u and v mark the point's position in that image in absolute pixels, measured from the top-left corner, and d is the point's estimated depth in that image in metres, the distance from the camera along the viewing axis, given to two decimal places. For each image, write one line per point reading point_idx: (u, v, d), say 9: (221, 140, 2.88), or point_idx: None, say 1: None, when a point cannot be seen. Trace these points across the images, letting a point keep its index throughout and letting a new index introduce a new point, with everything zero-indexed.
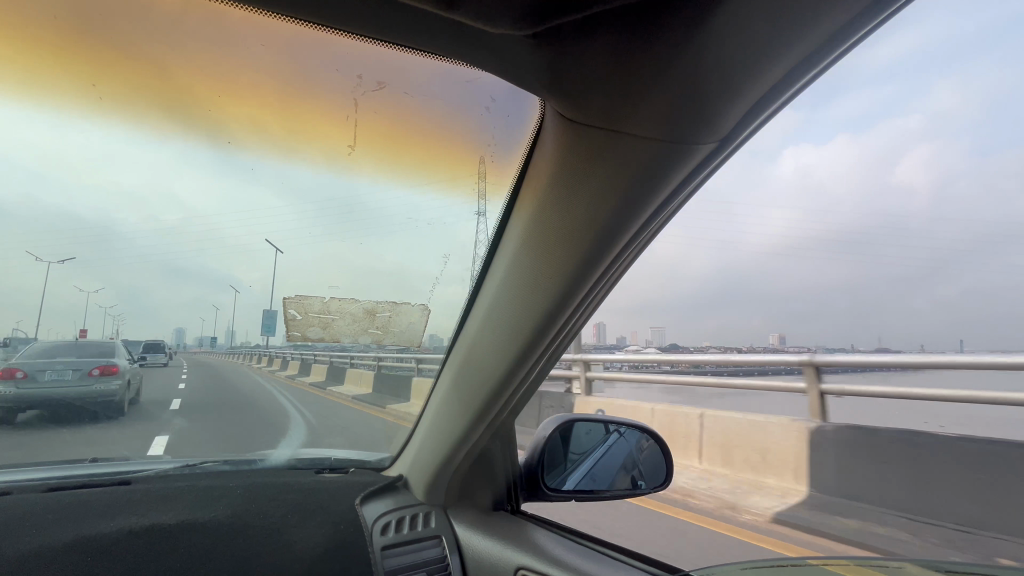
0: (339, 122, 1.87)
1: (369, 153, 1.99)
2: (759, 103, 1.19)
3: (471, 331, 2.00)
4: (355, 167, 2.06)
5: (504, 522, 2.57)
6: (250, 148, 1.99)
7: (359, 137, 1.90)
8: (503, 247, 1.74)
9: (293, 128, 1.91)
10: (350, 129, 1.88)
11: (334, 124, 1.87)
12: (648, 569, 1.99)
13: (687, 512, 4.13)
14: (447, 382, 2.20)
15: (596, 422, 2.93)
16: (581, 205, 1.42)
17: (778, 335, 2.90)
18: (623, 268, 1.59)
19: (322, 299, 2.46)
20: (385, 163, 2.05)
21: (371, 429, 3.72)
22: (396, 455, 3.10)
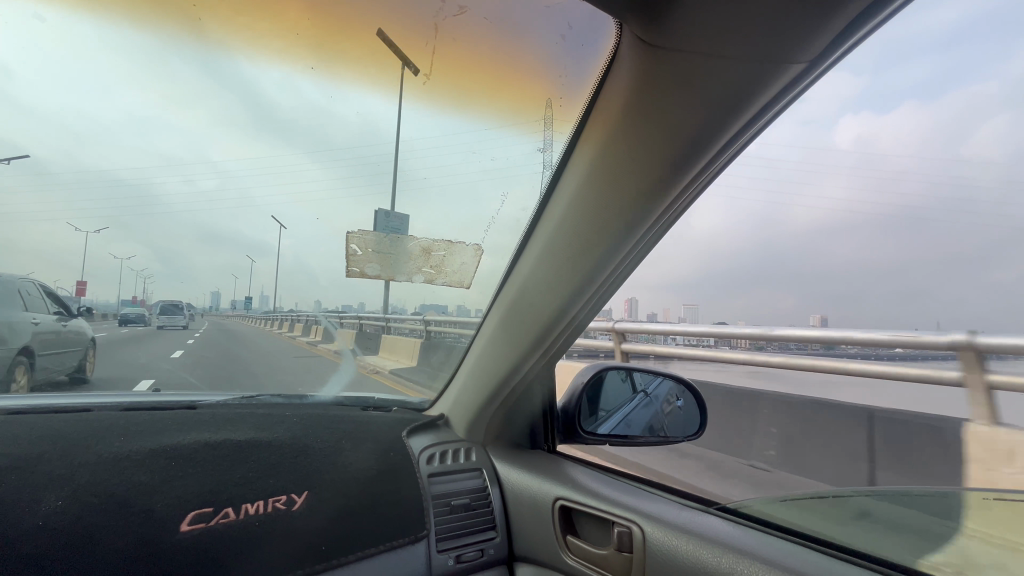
0: (418, 49, 1.98)
1: (443, 82, 2.10)
2: (861, 18, 1.09)
3: (524, 269, 2.05)
4: (426, 96, 2.17)
5: (541, 459, 2.70)
6: (328, 74, 2.11)
7: (436, 65, 2.01)
8: (564, 184, 1.79)
9: (364, 52, 2.00)
10: (428, 55, 1.99)
11: (415, 51, 1.99)
12: (685, 501, 2.08)
13: (714, 469, 4.18)
14: (496, 320, 2.29)
15: (625, 370, 3.01)
16: (651, 136, 1.43)
17: (819, 315, 2.46)
18: (683, 208, 1.60)
19: (383, 235, 2.54)
20: (454, 94, 2.16)
21: (407, 377, 3.85)
22: (435, 397, 3.26)
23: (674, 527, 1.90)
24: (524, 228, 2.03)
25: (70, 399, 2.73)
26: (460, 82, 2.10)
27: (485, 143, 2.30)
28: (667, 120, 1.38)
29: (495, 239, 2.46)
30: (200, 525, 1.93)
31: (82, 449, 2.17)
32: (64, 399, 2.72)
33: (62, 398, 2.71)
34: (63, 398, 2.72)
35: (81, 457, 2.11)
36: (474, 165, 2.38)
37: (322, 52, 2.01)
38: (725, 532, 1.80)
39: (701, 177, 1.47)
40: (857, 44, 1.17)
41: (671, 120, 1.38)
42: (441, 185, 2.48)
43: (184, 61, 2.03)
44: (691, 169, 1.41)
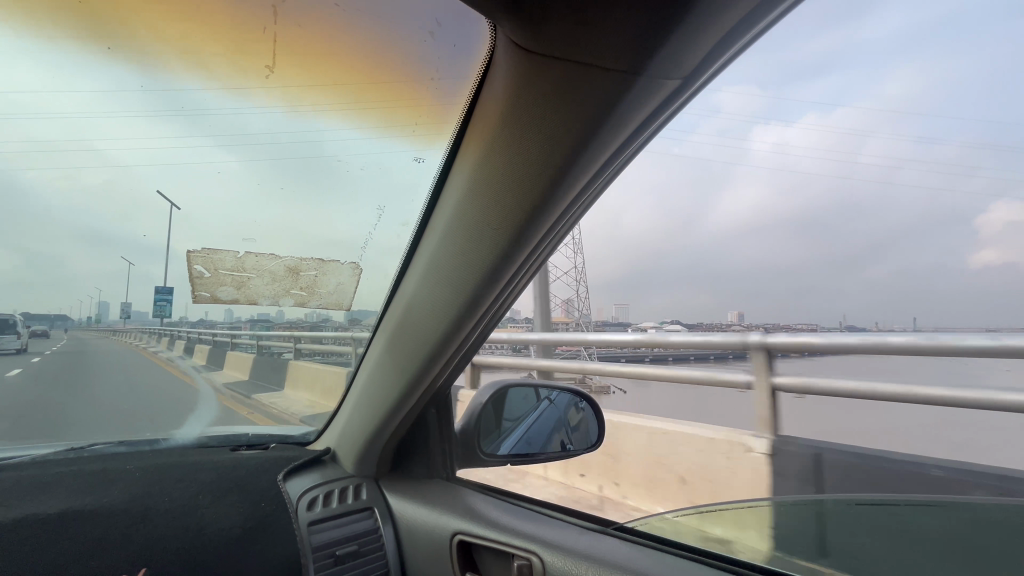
0: (253, 32, 1.56)
1: (292, 78, 1.70)
2: (728, 38, 1.09)
3: (408, 290, 1.87)
4: (274, 95, 1.76)
5: (438, 489, 2.51)
6: (134, 58, 1.58)
7: (281, 54, 1.61)
8: (445, 196, 1.63)
9: (180, 25, 1.51)
10: (268, 42, 1.58)
11: (249, 35, 1.57)
12: (584, 523, 2.03)
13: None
14: (382, 344, 2.07)
15: (530, 387, 2.90)
16: (530, 150, 1.34)
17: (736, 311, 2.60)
18: (569, 224, 1.53)
19: (236, 255, 2.12)
20: (308, 93, 1.77)
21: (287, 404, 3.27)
22: (321, 428, 2.91)
23: (572, 555, 1.83)
24: (407, 244, 1.84)
25: None
26: (313, 76, 1.71)
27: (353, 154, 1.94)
28: (546, 134, 1.30)
29: (373, 259, 2.13)
30: None
31: None
32: None
33: None
34: None
35: None
36: (342, 176, 2.00)
37: (124, 26, 1.49)
38: (620, 554, 1.77)
39: (585, 194, 1.41)
40: (725, 64, 1.17)
41: (550, 133, 1.29)
42: (298, 204, 2.03)
43: None
44: (573, 187, 1.35)
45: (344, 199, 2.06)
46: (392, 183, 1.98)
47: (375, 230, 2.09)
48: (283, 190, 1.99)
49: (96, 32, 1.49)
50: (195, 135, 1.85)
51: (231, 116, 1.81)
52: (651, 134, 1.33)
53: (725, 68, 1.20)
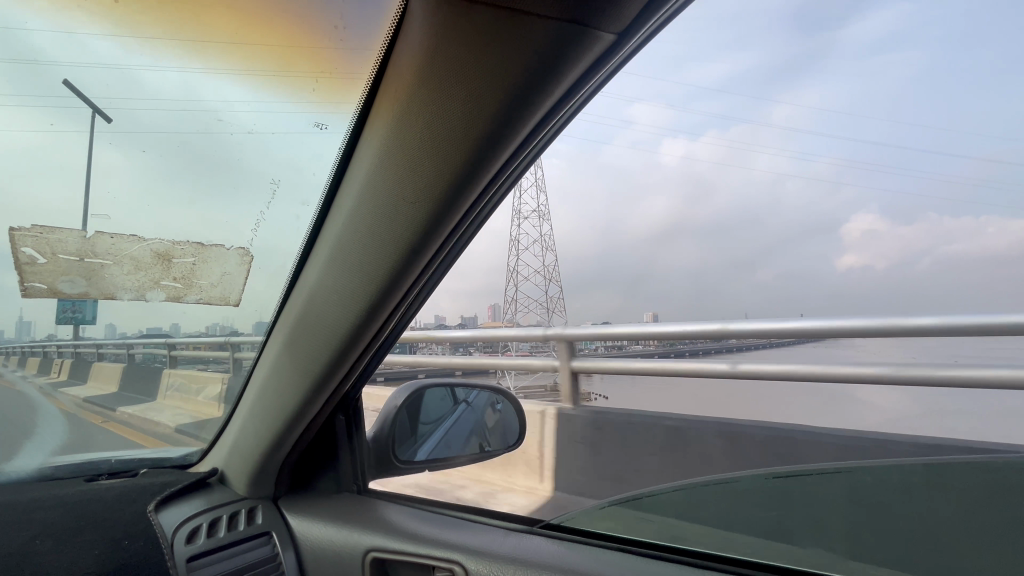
0: None
1: (153, 14, 1.40)
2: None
3: (310, 280, 1.64)
4: (128, 33, 1.43)
5: (348, 503, 2.27)
6: None
7: None
8: (353, 168, 1.45)
9: None
10: None
11: None
12: (508, 524, 1.93)
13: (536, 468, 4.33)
14: (280, 342, 1.82)
15: (447, 386, 2.77)
16: (452, 112, 1.22)
17: (651, 313, 2.65)
18: (494, 201, 1.42)
19: (85, 236, 1.65)
20: (176, 35, 1.46)
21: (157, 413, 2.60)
22: (206, 446, 2.51)
23: (498, 560, 1.72)
24: (309, 227, 1.62)
25: None
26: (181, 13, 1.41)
27: (237, 112, 1.61)
28: (469, 94, 1.19)
29: (267, 243, 1.79)
30: None
31: None
32: None
33: None
34: None
35: None
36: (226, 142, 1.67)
37: None
38: (548, 553, 1.68)
39: (507, 169, 1.31)
40: (653, 29, 1.15)
41: (470, 96, 1.19)
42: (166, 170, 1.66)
43: None
44: (498, 155, 1.25)
45: (227, 172, 1.70)
46: (288, 153, 1.66)
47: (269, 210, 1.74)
48: (145, 152, 1.62)
49: None
50: (18, 80, 1.45)
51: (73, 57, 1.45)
52: (575, 107, 1.28)
53: (653, 34, 1.17)
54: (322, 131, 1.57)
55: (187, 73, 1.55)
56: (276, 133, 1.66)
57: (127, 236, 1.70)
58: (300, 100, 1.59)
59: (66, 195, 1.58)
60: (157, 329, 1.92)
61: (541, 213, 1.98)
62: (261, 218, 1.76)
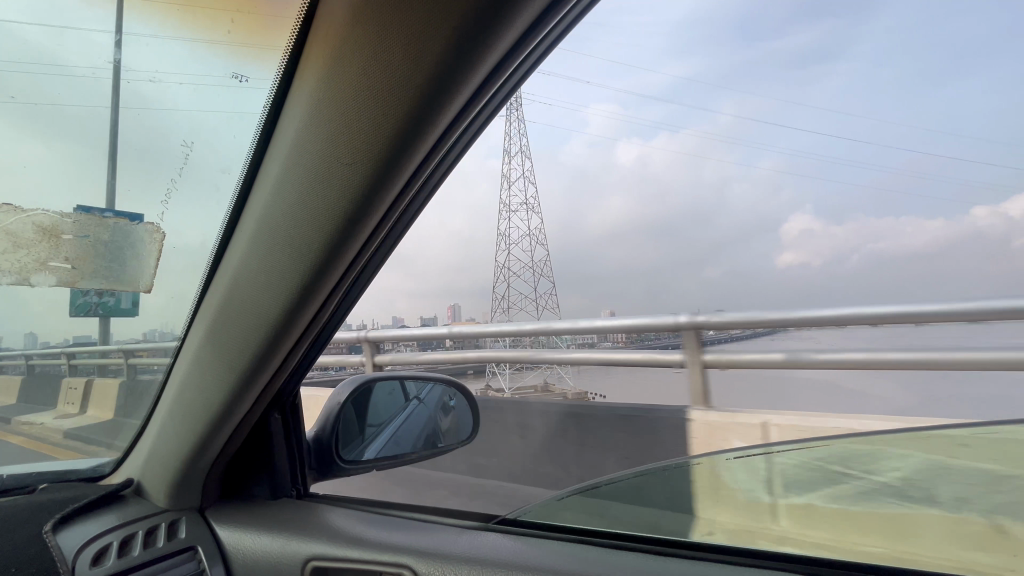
0: None
1: None
2: None
3: (235, 259, 1.46)
4: None
5: (286, 510, 2.08)
6: None
7: None
8: (282, 128, 1.28)
9: None
10: None
11: None
12: (462, 522, 1.82)
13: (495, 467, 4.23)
14: (200, 334, 1.61)
15: (396, 379, 2.60)
16: (391, 60, 1.09)
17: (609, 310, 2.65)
18: (443, 168, 1.29)
19: None
20: None
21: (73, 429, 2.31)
22: (121, 455, 2.23)
23: (450, 560, 1.61)
24: (233, 199, 1.43)
25: None
26: None
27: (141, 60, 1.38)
28: (409, 39, 1.06)
29: (180, 220, 1.55)
30: None
31: None
32: None
33: None
34: None
35: None
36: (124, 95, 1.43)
37: None
38: (505, 550, 1.59)
39: (454, 131, 1.19)
40: None
41: (410, 44, 1.07)
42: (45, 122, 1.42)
43: None
44: (444, 112, 1.13)
45: (128, 133, 1.46)
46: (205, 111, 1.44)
47: (180, 178, 1.51)
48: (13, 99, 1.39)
49: None
50: None
51: None
52: (526, 66, 1.18)
53: None
54: (241, 85, 1.36)
55: (75, 11, 1.32)
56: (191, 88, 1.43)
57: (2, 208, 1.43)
58: (215, 48, 1.37)
59: None
60: (85, 338, 1.69)
61: (532, 205, 1.94)
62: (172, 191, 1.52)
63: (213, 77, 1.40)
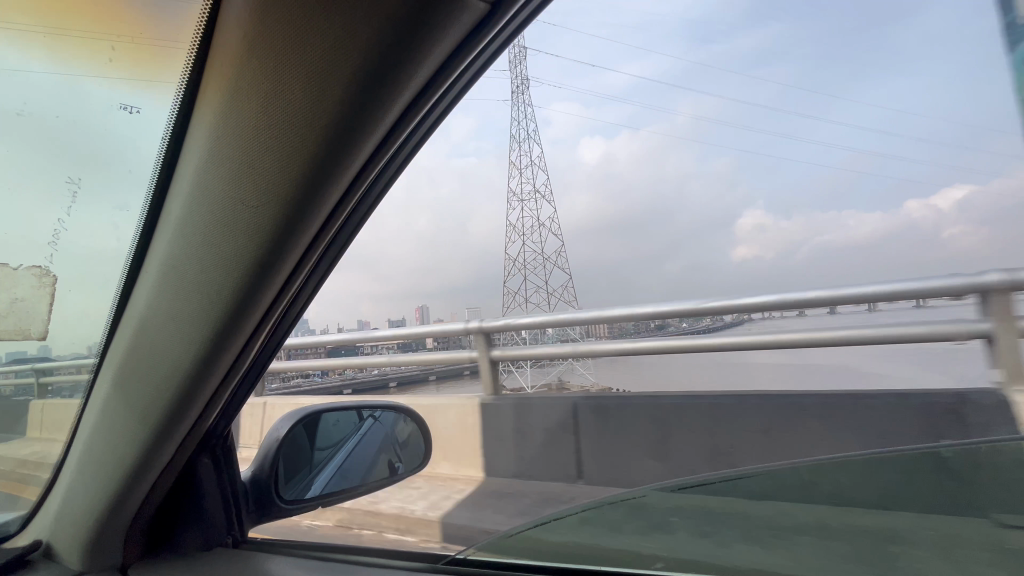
0: None
1: None
2: None
3: (139, 304, 1.32)
4: None
5: (221, 561, 1.92)
6: None
7: None
8: (183, 161, 1.17)
9: None
10: None
11: None
12: (413, 563, 1.73)
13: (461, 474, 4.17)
14: (105, 387, 1.45)
15: (346, 408, 2.46)
16: (299, 92, 1.01)
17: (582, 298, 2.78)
18: (370, 202, 1.22)
19: None
20: None
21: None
22: (27, 511, 1.99)
23: None
24: (135, 238, 1.29)
25: None
26: None
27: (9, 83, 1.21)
28: (320, 69, 0.99)
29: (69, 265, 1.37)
30: None
31: None
32: None
33: None
34: None
35: None
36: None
37: None
38: None
39: (371, 169, 1.13)
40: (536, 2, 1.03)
41: (311, 79, 1.00)
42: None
43: None
44: (363, 144, 1.06)
45: (1, 166, 1.27)
46: (91, 143, 1.28)
47: (71, 215, 1.33)
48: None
49: None
50: None
51: None
52: (453, 95, 1.14)
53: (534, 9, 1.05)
54: (135, 117, 1.23)
55: None
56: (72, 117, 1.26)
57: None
58: (105, 73, 1.23)
59: None
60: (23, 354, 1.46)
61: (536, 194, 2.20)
62: (57, 232, 1.34)
63: (101, 106, 1.25)
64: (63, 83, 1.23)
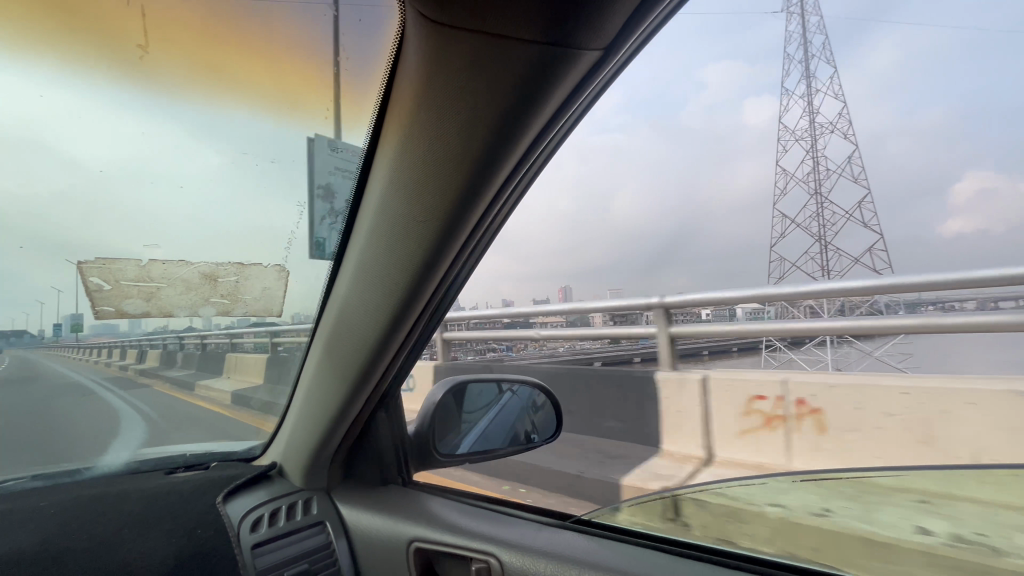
0: (117, 5, 1.48)
1: (171, 56, 1.59)
2: (643, 10, 1.15)
3: (338, 297, 1.77)
4: (161, 76, 1.62)
5: (393, 495, 2.41)
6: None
7: (156, 29, 1.53)
8: (367, 190, 1.55)
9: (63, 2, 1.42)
10: (136, 15, 1.50)
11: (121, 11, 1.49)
12: (543, 519, 1.99)
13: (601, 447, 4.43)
14: (317, 356, 1.96)
15: (488, 381, 2.82)
16: (454, 133, 1.32)
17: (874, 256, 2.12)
18: (506, 211, 1.52)
19: (139, 262, 1.82)
20: (204, 73, 1.66)
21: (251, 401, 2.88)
22: (266, 442, 2.74)
23: (531, 552, 1.78)
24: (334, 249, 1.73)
25: None
26: (204, 61, 1.63)
27: (262, 142, 1.80)
28: (469, 114, 1.28)
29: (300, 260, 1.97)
30: None
31: None
32: None
33: None
34: None
35: None
36: (254, 173, 1.82)
37: None
38: (582, 549, 1.72)
39: (509, 184, 1.42)
40: (642, 39, 1.23)
41: (474, 100, 1.26)
42: (205, 202, 1.82)
43: None
44: (503, 168, 1.36)
45: (256, 196, 1.87)
46: (315, 181, 1.87)
47: (300, 226, 1.93)
48: (183, 187, 1.76)
49: None
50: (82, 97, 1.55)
51: (145, 107, 1.64)
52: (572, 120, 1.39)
53: (640, 44, 1.26)
54: (341, 155, 1.78)
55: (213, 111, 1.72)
56: (300, 159, 1.85)
57: (176, 262, 1.87)
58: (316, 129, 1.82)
59: (128, 227, 1.77)
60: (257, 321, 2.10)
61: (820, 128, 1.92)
62: (294, 234, 1.96)
63: (322, 153, 1.83)
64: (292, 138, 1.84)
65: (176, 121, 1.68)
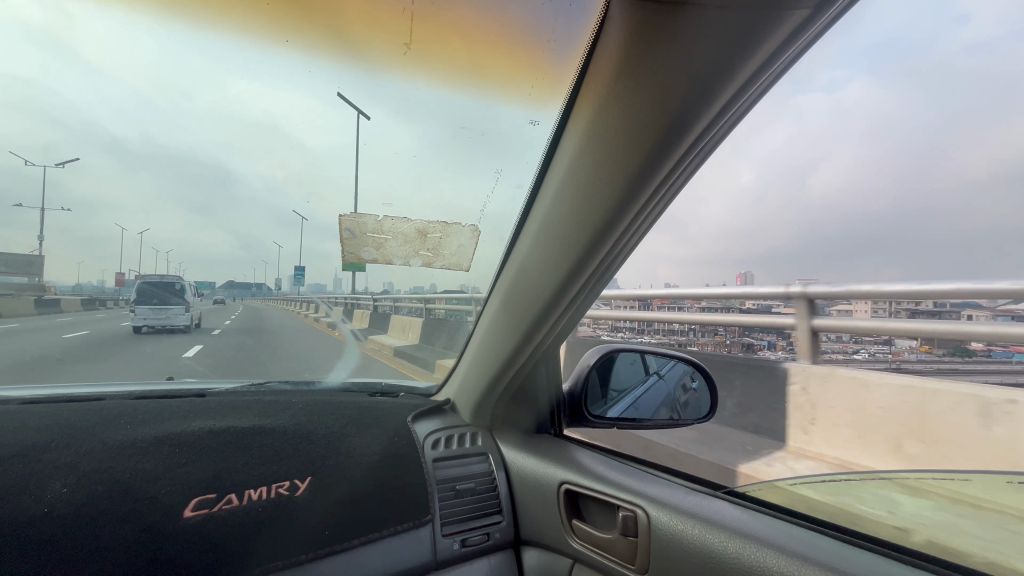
0: (393, 16, 1.82)
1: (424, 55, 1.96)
2: None
3: (521, 251, 2.07)
4: (408, 69, 2.02)
5: (546, 442, 2.67)
6: (301, 49, 1.90)
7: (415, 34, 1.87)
8: (560, 153, 1.84)
9: (350, 20, 1.81)
10: (404, 22, 1.83)
11: (390, 20, 1.83)
12: (692, 485, 2.03)
13: None
14: (494, 306, 2.28)
15: (637, 353, 2.89)
16: (644, 100, 1.50)
17: None
18: (687, 175, 1.63)
19: (376, 217, 2.47)
20: (437, 66, 2.03)
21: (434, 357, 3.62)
22: (443, 381, 3.22)
23: (678, 511, 1.86)
24: (524, 207, 2.05)
25: (113, 389, 2.84)
26: (440, 55, 1.97)
27: (473, 117, 2.17)
28: (662, 83, 1.44)
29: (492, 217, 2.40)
30: (204, 511, 1.95)
31: (111, 433, 2.23)
32: (111, 390, 2.84)
33: (100, 389, 2.82)
34: (94, 390, 2.82)
35: (113, 440, 2.19)
36: (465, 143, 2.25)
37: (295, 22, 1.81)
38: (732, 517, 1.74)
39: (693, 149, 1.53)
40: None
41: (669, 70, 1.41)
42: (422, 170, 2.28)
43: (184, 49, 1.88)
44: (689, 131, 1.48)
45: (461, 164, 2.30)
46: (509, 152, 2.17)
47: (492, 191, 2.32)
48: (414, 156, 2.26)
49: (277, 31, 1.84)
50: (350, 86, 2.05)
51: (390, 93, 2.10)
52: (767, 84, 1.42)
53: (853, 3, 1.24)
54: (536, 126, 2.02)
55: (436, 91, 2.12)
56: (497, 131, 2.17)
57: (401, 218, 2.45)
58: (514, 106, 2.08)
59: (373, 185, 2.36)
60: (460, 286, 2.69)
61: None
62: (486, 201, 2.38)
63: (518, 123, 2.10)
64: (493, 111, 2.14)
65: (410, 102, 2.14)
